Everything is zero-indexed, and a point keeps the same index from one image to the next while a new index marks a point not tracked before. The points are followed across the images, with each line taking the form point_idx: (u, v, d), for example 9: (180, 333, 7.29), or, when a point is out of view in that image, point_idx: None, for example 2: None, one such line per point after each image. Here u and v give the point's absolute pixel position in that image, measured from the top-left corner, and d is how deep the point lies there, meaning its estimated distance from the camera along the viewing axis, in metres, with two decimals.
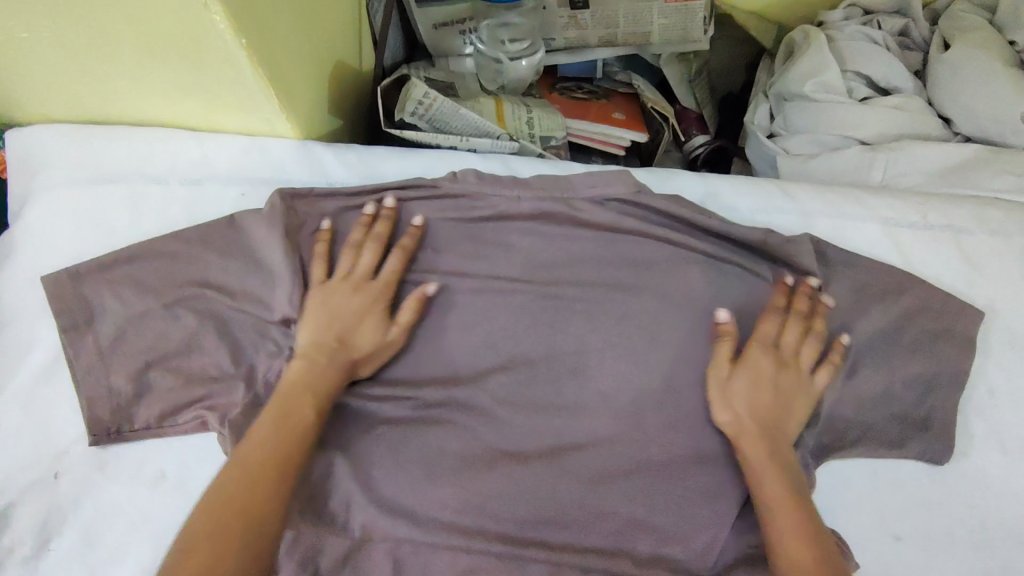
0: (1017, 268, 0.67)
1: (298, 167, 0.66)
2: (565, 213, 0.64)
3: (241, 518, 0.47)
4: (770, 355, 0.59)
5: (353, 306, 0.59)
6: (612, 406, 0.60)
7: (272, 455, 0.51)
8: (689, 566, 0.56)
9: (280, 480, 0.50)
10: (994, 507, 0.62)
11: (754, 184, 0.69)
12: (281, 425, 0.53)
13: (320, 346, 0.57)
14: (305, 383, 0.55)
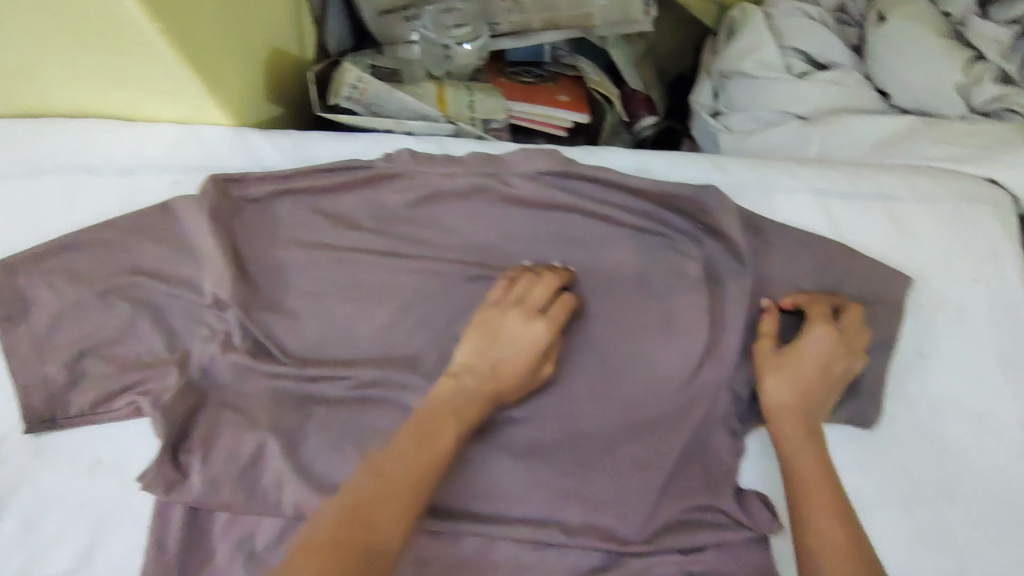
0: (946, 234, 0.69)
1: (231, 153, 0.66)
2: (498, 190, 0.64)
3: (366, 531, 0.45)
4: (807, 357, 0.59)
5: (517, 338, 0.58)
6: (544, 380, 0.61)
7: (405, 476, 0.49)
8: (619, 533, 0.57)
9: (403, 515, 0.47)
10: (921, 467, 0.64)
11: (685, 160, 0.69)
12: (422, 445, 0.51)
13: (471, 372, 0.57)
14: (451, 409, 0.54)
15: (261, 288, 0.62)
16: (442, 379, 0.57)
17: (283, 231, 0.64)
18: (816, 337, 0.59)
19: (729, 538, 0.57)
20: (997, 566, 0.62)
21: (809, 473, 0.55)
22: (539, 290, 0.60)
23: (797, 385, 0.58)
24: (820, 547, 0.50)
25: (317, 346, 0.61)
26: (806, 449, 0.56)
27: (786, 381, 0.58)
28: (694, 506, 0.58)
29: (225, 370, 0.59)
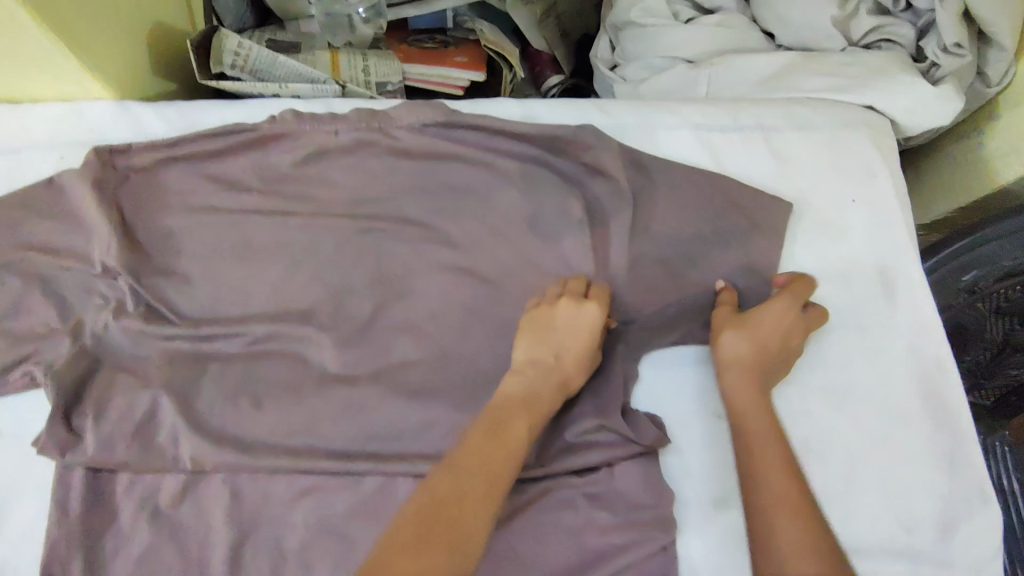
0: (825, 160, 0.72)
1: (116, 127, 0.67)
2: (382, 144, 0.66)
3: (452, 520, 0.44)
4: (763, 322, 0.61)
5: (575, 325, 0.60)
6: (438, 323, 0.63)
7: (495, 467, 0.49)
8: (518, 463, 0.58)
9: (488, 497, 0.47)
10: (809, 380, 0.66)
11: (568, 107, 0.71)
12: (497, 435, 0.51)
13: (538, 363, 0.58)
14: (523, 396, 0.55)
15: (152, 255, 0.63)
16: (512, 371, 0.58)
17: (173, 199, 0.65)
18: (778, 304, 0.62)
19: (619, 454, 0.59)
20: (885, 468, 0.64)
21: (759, 422, 0.55)
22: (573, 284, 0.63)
23: (755, 343, 0.60)
24: (768, 482, 0.50)
25: (210, 307, 0.62)
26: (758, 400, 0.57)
27: (745, 334, 0.60)
28: (585, 429, 0.60)
29: (119, 335, 0.60)
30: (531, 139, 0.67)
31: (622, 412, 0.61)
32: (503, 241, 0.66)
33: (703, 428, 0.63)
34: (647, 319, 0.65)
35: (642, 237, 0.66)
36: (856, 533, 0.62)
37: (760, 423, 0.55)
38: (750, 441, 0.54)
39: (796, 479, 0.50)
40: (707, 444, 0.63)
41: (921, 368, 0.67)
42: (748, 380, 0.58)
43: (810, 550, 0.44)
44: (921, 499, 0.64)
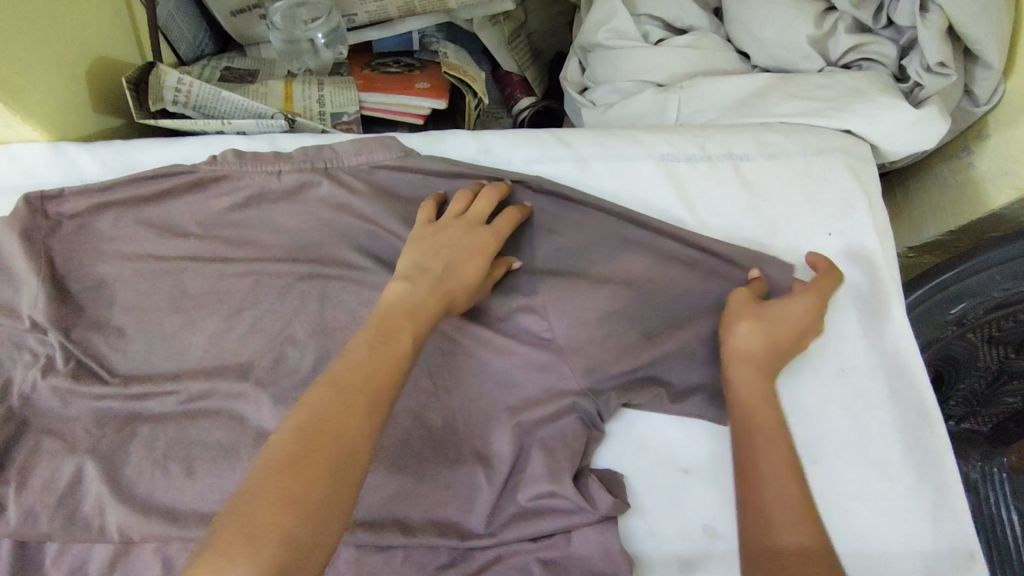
0: (797, 188, 0.68)
1: (50, 171, 0.64)
2: (325, 185, 0.63)
3: (330, 449, 0.41)
4: (782, 318, 0.58)
5: (471, 242, 0.57)
6: None
7: (376, 375, 0.45)
8: (466, 526, 0.56)
9: (368, 417, 0.43)
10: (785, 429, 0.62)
11: (526, 138, 0.68)
12: (379, 348, 0.47)
13: (425, 272, 0.54)
14: (406, 306, 0.51)
15: (85, 307, 0.60)
16: (395, 278, 0.53)
17: (108, 246, 0.62)
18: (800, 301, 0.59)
19: (574, 522, 0.55)
20: (865, 524, 0.60)
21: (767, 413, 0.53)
22: (478, 203, 0.60)
23: (770, 336, 0.57)
24: (773, 495, 0.48)
25: (145, 361, 0.59)
26: (769, 393, 0.54)
27: (761, 330, 0.57)
28: (537, 494, 0.56)
29: (47, 396, 0.57)
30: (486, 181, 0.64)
31: (574, 476, 0.57)
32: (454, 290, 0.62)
33: (666, 486, 0.60)
34: (612, 368, 0.60)
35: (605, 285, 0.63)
36: None
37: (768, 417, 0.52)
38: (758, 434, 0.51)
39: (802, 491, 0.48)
40: (674, 503, 0.59)
41: (902, 415, 0.63)
42: (760, 376, 0.55)
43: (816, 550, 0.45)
44: (904, 558, 0.59)
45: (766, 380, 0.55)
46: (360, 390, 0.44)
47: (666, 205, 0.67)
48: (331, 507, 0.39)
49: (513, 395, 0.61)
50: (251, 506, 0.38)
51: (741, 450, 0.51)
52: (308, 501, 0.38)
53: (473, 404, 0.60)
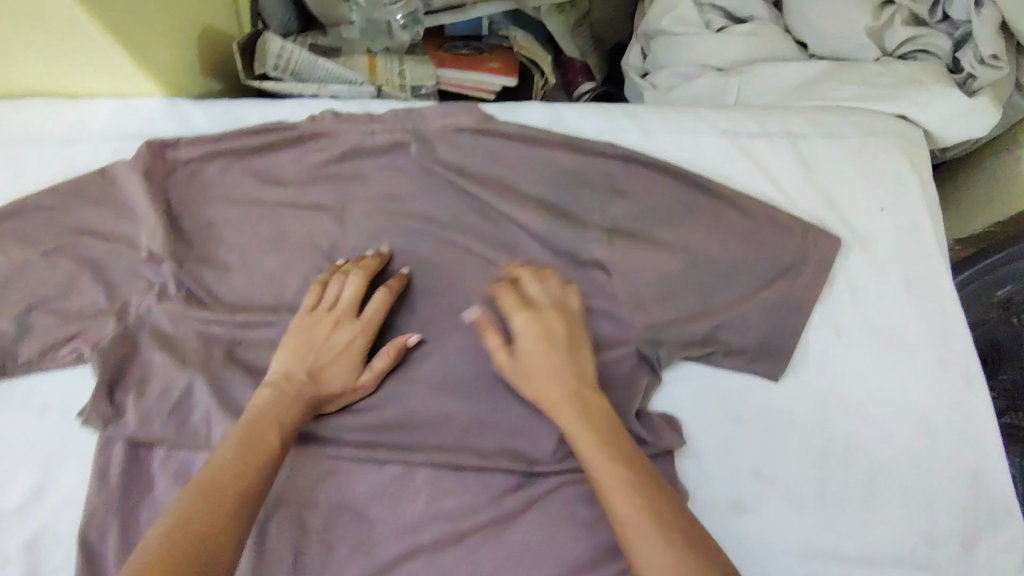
0: (852, 167, 0.72)
1: (166, 122, 0.71)
2: (413, 147, 0.69)
3: (189, 547, 0.46)
4: (538, 342, 0.59)
5: (334, 344, 0.61)
6: (460, 320, 0.66)
7: (236, 480, 0.51)
8: (533, 453, 0.62)
9: (227, 516, 0.49)
10: (834, 387, 0.66)
11: (599, 114, 0.73)
12: (243, 450, 0.53)
13: (291, 379, 0.59)
14: (269, 415, 0.56)
15: (195, 243, 0.67)
16: (263, 386, 0.59)
17: (217, 192, 0.68)
18: (520, 327, 0.60)
19: None
20: (907, 482, 0.63)
21: (590, 446, 0.55)
22: (353, 282, 0.63)
23: (553, 374, 0.58)
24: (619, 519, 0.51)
25: (246, 293, 0.66)
26: (596, 423, 0.57)
27: (541, 373, 0.59)
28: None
29: (160, 320, 0.63)
30: (557, 153, 0.70)
31: (637, 415, 0.62)
32: (523, 249, 0.68)
33: (720, 431, 0.64)
34: (668, 324, 0.65)
35: (666, 250, 0.68)
36: (873, 548, 0.62)
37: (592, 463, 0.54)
38: (604, 490, 0.53)
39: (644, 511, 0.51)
40: (726, 446, 0.64)
41: (946, 382, 0.66)
42: (569, 413, 0.57)
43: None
44: (942, 511, 0.63)
45: (574, 418, 0.57)
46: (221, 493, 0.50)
47: (726, 177, 0.71)
48: None
49: None
50: None
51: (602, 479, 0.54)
52: None
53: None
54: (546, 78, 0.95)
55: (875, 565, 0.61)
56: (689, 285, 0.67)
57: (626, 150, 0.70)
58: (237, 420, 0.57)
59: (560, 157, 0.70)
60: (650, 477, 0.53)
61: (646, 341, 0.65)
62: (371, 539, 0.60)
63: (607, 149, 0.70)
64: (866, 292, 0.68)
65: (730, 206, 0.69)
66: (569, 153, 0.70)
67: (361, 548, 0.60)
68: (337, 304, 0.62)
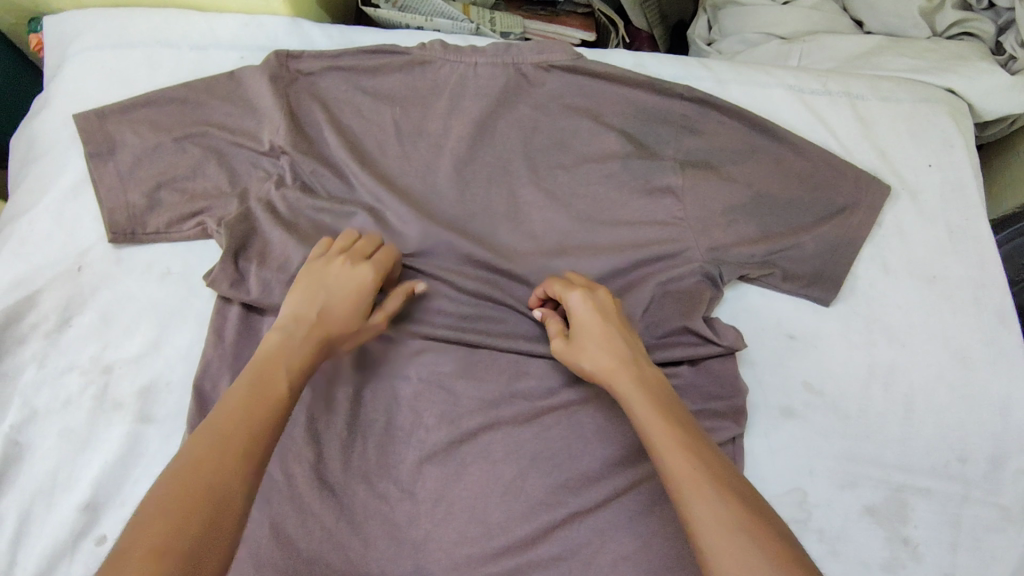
0: (904, 126, 0.79)
1: (288, 39, 0.79)
2: (509, 77, 0.76)
3: (200, 492, 0.44)
4: (596, 316, 0.61)
5: (345, 283, 0.62)
6: (543, 236, 0.72)
7: (249, 417, 0.49)
8: None
9: (243, 456, 0.47)
10: (881, 316, 0.72)
11: (677, 63, 0.80)
12: (253, 391, 0.52)
13: (301, 318, 0.59)
14: (280, 356, 0.55)
15: (309, 142, 0.73)
16: (274, 327, 0.58)
17: (329, 101, 0.75)
18: (576, 305, 0.62)
19: (701, 353, 0.68)
20: (945, 404, 0.69)
21: (644, 409, 0.54)
22: (360, 244, 0.66)
23: (609, 345, 0.59)
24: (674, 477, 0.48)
25: (354, 189, 0.72)
26: (649, 390, 0.56)
27: (596, 345, 0.60)
28: (670, 330, 0.69)
29: (278, 205, 0.71)
30: (638, 94, 0.76)
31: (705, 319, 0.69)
32: (604, 174, 0.74)
33: (774, 345, 0.71)
34: (730, 247, 0.71)
35: (735, 186, 0.74)
36: (910, 458, 0.67)
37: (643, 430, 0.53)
38: (658, 451, 0.50)
39: (700, 470, 0.48)
40: (779, 359, 0.70)
41: (983, 318, 0.72)
42: (626, 380, 0.57)
43: (734, 532, 0.44)
44: (975, 433, 0.68)
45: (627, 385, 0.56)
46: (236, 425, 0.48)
47: (791, 125, 0.78)
48: (200, 547, 0.41)
49: (644, 254, 0.71)
50: (124, 559, 0.39)
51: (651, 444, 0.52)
52: (184, 538, 0.41)
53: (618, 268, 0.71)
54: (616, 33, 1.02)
55: (911, 473, 0.67)
56: (752, 216, 0.73)
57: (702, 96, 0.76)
58: (249, 361, 0.55)
59: (641, 98, 0.76)
60: (700, 442, 0.51)
61: (710, 260, 0.71)
62: (457, 412, 0.66)
63: (683, 92, 0.76)
64: (913, 237, 0.75)
65: (795, 151, 0.76)
66: (649, 94, 0.76)
67: (448, 418, 0.66)
68: (350, 253, 0.65)
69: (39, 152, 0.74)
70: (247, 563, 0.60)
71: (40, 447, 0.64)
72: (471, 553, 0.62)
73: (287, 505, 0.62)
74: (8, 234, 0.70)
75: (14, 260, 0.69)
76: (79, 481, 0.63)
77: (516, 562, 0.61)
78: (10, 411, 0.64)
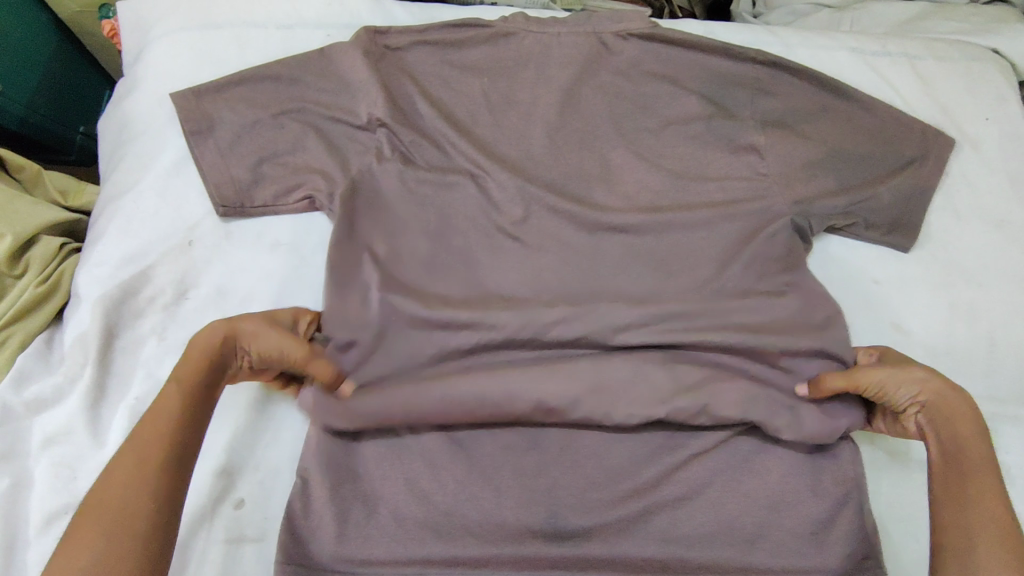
0: (960, 82, 0.84)
1: (372, 17, 0.81)
2: (589, 45, 0.78)
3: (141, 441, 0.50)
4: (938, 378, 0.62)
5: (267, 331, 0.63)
6: (638, 198, 0.74)
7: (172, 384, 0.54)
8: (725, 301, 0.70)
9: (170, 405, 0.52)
10: (954, 259, 0.76)
11: (746, 31, 0.85)
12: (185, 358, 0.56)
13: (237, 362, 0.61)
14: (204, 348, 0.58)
15: (403, 112, 0.74)
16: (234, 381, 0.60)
17: (418, 75, 0.77)
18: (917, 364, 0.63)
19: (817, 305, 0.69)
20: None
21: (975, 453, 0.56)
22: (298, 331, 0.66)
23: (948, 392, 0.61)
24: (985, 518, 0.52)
25: (451, 156, 0.73)
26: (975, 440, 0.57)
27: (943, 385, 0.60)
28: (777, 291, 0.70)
29: (379, 176, 0.71)
30: (714, 59, 0.79)
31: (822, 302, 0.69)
32: (688, 136, 0.77)
33: (862, 290, 0.75)
34: (815, 199, 0.73)
35: (817, 141, 0.76)
36: (996, 391, 0.72)
37: (980, 454, 0.55)
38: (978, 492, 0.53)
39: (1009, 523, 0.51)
40: (867, 303, 0.74)
41: None
42: (965, 419, 0.58)
43: None
44: None
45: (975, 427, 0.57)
46: (94, 530, 0.44)
47: (857, 83, 0.82)
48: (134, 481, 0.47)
49: (740, 212, 0.72)
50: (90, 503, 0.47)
51: (960, 483, 0.55)
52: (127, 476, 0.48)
53: (713, 221, 0.72)
54: (672, 2, 1.06)
55: (999, 404, 0.71)
56: (835, 169, 0.75)
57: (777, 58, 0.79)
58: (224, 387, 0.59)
59: (717, 63, 0.79)
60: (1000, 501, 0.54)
61: (798, 213, 0.72)
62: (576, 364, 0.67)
63: (757, 56, 0.78)
64: (978, 187, 0.79)
65: (871, 105, 0.78)
66: (725, 59, 0.79)
67: None
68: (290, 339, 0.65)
69: (135, 133, 0.75)
70: (386, 518, 0.61)
71: None
72: (600, 498, 0.64)
73: (418, 461, 0.64)
74: (112, 211, 0.71)
75: (122, 237, 0.70)
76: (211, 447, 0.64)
77: (644, 504, 0.63)
78: (134, 384, 0.65)
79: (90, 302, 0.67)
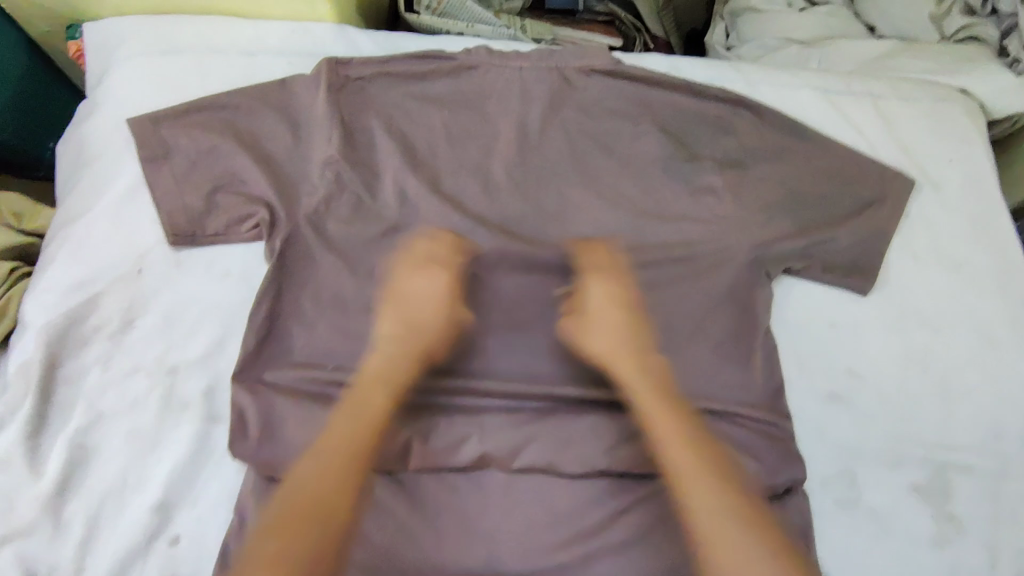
0: (924, 124, 0.84)
1: (336, 46, 0.81)
2: (551, 80, 0.78)
3: (302, 500, 0.54)
4: (610, 320, 0.66)
5: (419, 291, 0.66)
6: (592, 238, 0.74)
7: (340, 439, 0.58)
8: (677, 342, 0.69)
9: (337, 464, 0.56)
10: (911, 302, 0.76)
11: (710, 69, 0.85)
12: (350, 410, 0.59)
13: (399, 339, 0.64)
14: (377, 373, 0.62)
15: (361, 143, 0.74)
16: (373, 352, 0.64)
17: (378, 106, 0.76)
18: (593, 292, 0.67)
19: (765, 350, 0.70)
20: (976, 383, 0.73)
21: (684, 453, 0.58)
22: (430, 248, 0.68)
23: (612, 333, 0.65)
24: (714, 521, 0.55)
25: (407, 190, 0.73)
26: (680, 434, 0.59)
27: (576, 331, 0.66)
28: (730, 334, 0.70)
29: (333, 210, 0.71)
30: (673, 99, 0.79)
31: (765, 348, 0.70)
32: (648, 175, 0.76)
33: (816, 333, 0.74)
34: (772, 243, 0.72)
35: (777, 183, 0.75)
36: (948, 437, 0.71)
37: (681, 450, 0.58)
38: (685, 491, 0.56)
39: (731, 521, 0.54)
40: (823, 347, 0.74)
41: (1007, 302, 0.76)
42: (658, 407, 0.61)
43: None
44: (1006, 410, 0.72)
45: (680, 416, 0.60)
46: None
47: (820, 124, 0.82)
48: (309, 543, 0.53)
49: (695, 254, 0.72)
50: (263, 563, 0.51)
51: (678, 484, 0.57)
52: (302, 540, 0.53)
53: (667, 262, 0.72)
54: (645, 32, 1.07)
55: (950, 451, 0.71)
56: (793, 212, 0.75)
57: (738, 97, 0.79)
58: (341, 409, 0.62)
59: (676, 104, 0.79)
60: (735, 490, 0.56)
61: (754, 255, 0.72)
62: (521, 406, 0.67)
63: (719, 94, 0.79)
64: (938, 230, 0.79)
65: (832, 147, 0.78)
66: (684, 99, 0.79)
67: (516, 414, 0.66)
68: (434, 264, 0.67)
69: (91, 159, 0.75)
70: None
71: (106, 450, 0.64)
72: (542, 541, 0.63)
73: None
74: (64, 238, 0.71)
75: (72, 264, 0.70)
76: (149, 481, 0.63)
77: (585, 549, 0.63)
78: (75, 413, 0.65)
79: (35, 330, 0.67)
